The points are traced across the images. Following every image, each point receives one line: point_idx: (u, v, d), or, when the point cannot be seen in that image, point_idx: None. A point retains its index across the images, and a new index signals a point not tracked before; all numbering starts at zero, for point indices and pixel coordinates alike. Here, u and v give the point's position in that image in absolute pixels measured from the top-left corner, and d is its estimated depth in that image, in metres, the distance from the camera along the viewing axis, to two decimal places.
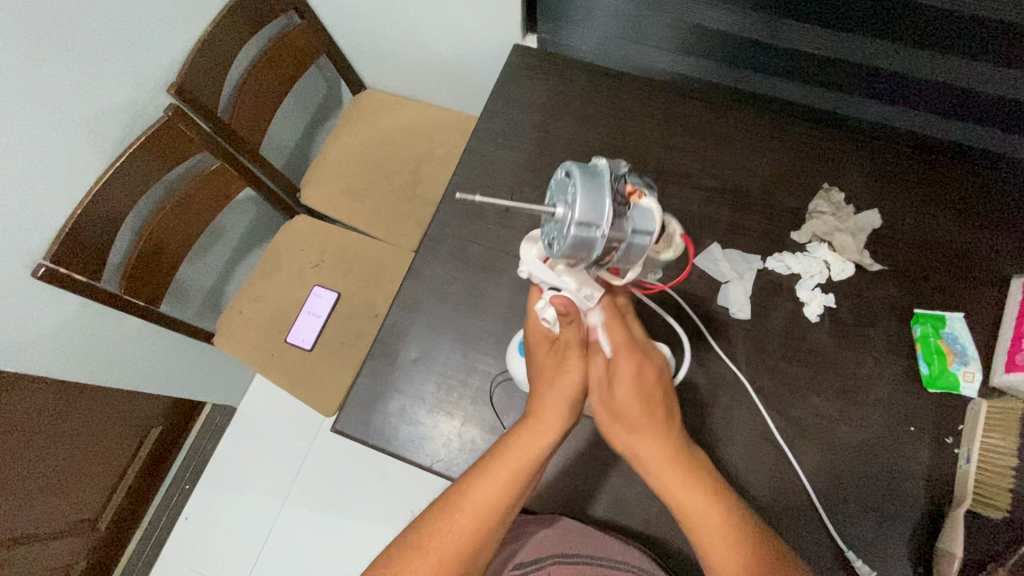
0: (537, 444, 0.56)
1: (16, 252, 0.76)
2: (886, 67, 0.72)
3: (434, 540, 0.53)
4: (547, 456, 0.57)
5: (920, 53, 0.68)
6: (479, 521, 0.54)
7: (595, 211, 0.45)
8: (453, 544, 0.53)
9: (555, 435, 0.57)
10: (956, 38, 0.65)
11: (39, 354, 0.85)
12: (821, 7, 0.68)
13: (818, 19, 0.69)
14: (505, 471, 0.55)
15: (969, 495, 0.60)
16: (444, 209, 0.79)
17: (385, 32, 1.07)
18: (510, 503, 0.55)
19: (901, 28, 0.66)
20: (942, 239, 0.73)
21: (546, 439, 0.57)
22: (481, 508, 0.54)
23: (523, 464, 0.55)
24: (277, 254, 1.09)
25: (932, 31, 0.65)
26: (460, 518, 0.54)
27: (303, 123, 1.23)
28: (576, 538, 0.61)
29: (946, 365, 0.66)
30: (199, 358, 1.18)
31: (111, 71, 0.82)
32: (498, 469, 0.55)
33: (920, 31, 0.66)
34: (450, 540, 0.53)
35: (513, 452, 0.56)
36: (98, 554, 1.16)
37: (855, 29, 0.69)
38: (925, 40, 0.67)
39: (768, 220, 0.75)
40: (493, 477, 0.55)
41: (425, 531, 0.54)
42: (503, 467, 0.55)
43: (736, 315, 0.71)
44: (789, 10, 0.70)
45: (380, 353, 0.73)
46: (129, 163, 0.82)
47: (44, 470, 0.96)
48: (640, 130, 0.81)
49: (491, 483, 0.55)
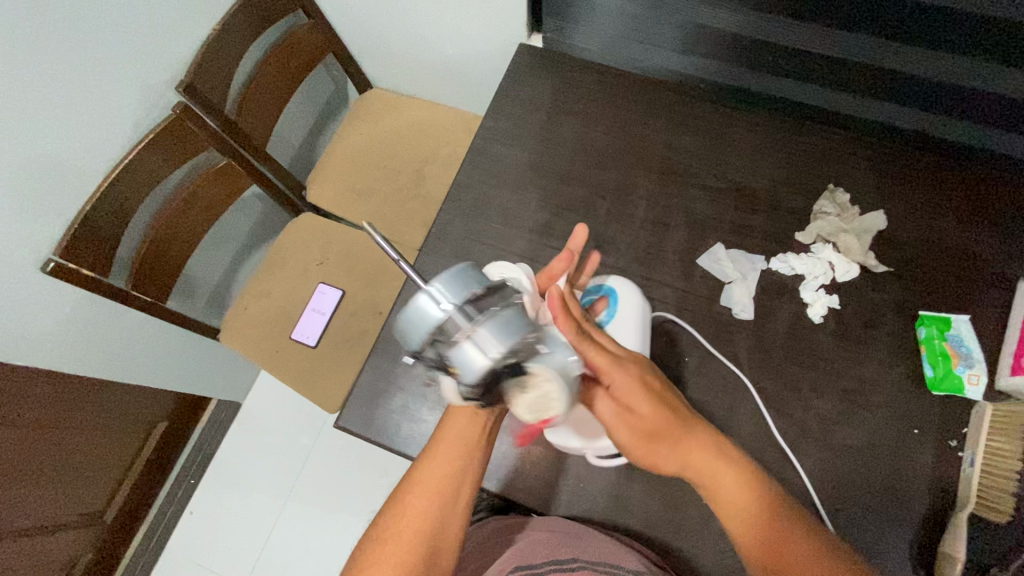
0: (467, 417, 0.57)
1: (26, 248, 0.77)
2: (888, 67, 0.72)
3: (390, 531, 0.54)
4: (484, 426, 0.57)
5: (922, 53, 0.68)
6: (430, 501, 0.54)
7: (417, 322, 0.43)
8: (409, 529, 0.53)
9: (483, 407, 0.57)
10: (957, 37, 0.65)
11: (49, 348, 0.86)
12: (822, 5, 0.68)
13: (819, 18, 0.69)
14: (442, 449, 0.56)
15: (971, 499, 0.60)
16: (448, 208, 0.80)
17: (391, 31, 1.07)
18: (457, 476, 0.55)
19: (905, 26, 0.66)
20: (948, 241, 0.72)
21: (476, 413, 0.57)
22: (426, 490, 0.55)
23: (461, 440, 0.56)
24: (283, 251, 1.10)
25: (935, 30, 0.65)
26: (409, 503, 0.54)
27: (309, 122, 1.24)
28: (569, 539, 0.61)
29: (951, 367, 0.65)
30: (206, 354, 1.19)
31: (120, 70, 0.83)
32: (437, 448, 0.56)
33: (924, 29, 0.65)
34: (404, 527, 0.53)
35: (446, 430, 0.57)
36: (105, 547, 1.18)
37: (856, 29, 0.69)
38: (930, 38, 0.66)
39: (773, 220, 0.75)
40: (433, 455, 0.56)
41: (381, 525, 0.55)
42: (439, 445, 0.56)
43: (739, 315, 0.71)
44: (790, 10, 0.70)
45: (383, 349, 0.74)
46: (136, 159, 0.83)
47: (51, 463, 0.97)
48: (644, 130, 0.81)
49: (431, 462, 0.56)
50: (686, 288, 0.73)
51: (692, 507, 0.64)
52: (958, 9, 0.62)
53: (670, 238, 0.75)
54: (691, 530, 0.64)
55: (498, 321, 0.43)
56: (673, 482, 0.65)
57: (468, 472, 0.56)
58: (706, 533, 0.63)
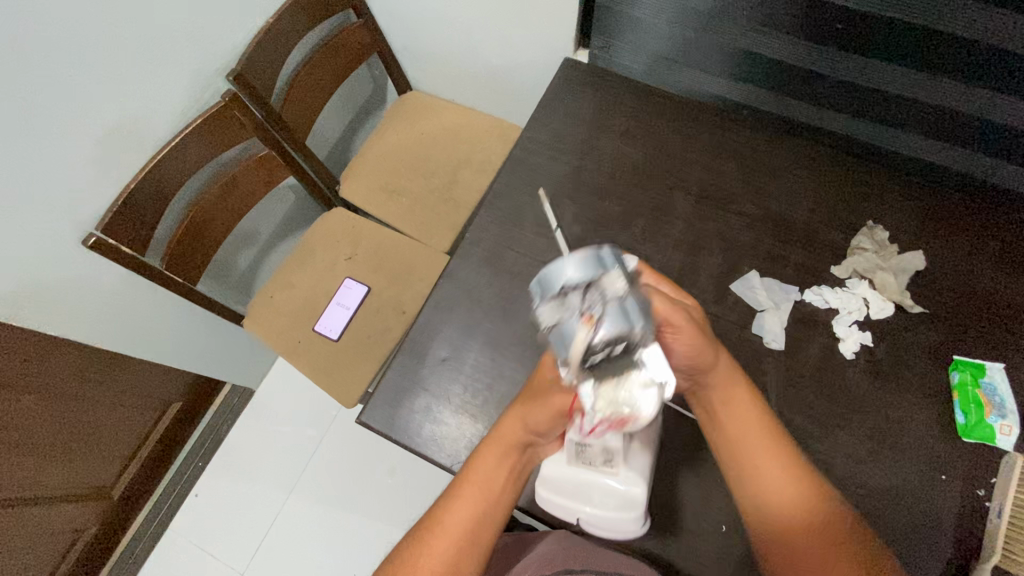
0: (499, 460, 0.55)
1: (69, 220, 0.79)
2: (930, 103, 0.72)
3: (408, 566, 0.53)
4: (516, 471, 0.55)
5: (964, 90, 0.68)
6: (450, 541, 0.53)
7: (569, 263, 0.43)
8: (427, 570, 0.52)
9: (510, 450, 0.55)
10: (1001, 76, 0.65)
11: (80, 321, 0.88)
12: (865, 36, 0.68)
13: (861, 50, 0.70)
14: (469, 494, 0.54)
15: (997, 549, 0.59)
16: (484, 215, 0.81)
17: (437, 34, 1.08)
18: (482, 524, 0.54)
19: (950, 61, 0.66)
20: (986, 287, 0.72)
21: (505, 456, 0.55)
22: (449, 530, 0.53)
23: (489, 482, 0.55)
24: (313, 243, 1.11)
25: (978, 68, 0.65)
26: (430, 544, 0.53)
27: (348, 118, 1.25)
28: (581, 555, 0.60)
29: (983, 415, 0.64)
30: (226, 339, 1.20)
31: (176, 55, 0.85)
32: (463, 487, 0.55)
33: (968, 65, 0.66)
34: (419, 567, 0.52)
35: (474, 473, 0.55)
36: (109, 521, 1.20)
37: (897, 63, 0.69)
38: (973, 75, 0.66)
39: (809, 252, 0.75)
40: (458, 494, 0.55)
41: (398, 560, 0.53)
42: (468, 487, 0.55)
43: (770, 344, 0.70)
44: (832, 40, 0.71)
45: (410, 349, 0.74)
46: (183, 143, 0.85)
47: (68, 434, 0.99)
48: (685, 152, 0.82)
49: (457, 504, 0.54)
50: (717, 312, 0.73)
51: (710, 535, 0.63)
52: (1001, 50, 0.63)
53: (704, 262, 0.75)
54: (708, 559, 0.63)
55: (640, 294, 0.44)
56: (694, 507, 0.65)
57: (495, 518, 0.55)
58: (725, 561, 0.63)
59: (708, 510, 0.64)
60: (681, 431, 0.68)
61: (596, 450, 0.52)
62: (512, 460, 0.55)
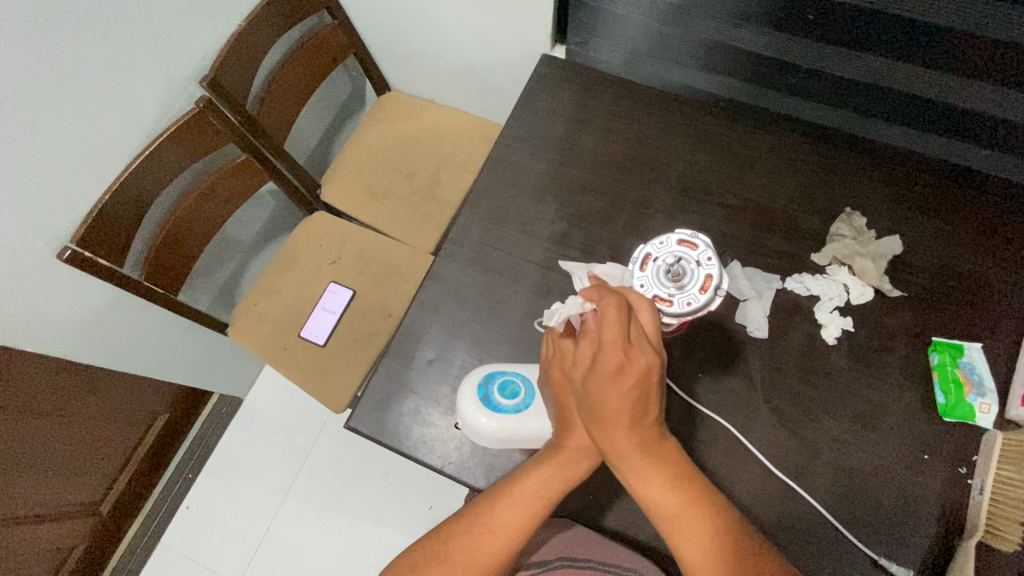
0: (565, 472, 0.55)
1: (43, 234, 0.77)
2: (901, 88, 0.73)
3: (455, 553, 0.54)
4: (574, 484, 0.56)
5: (932, 75, 0.69)
6: (504, 542, 0.54)
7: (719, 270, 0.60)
8: (476, 564, 0.53)
9: (576, 462, 0.56)
10: (968, 60, 0.66)
11: (60, 337, 0.86)
12: (834, 25, 0.69)
13: (831, 38, 0.71)
14: (533, 501, 0.54)
15: (979, 526, 0.60)
16: (467, 215, 0.80)
17: (414, 33, 1.08)
18: (535, 529, 0.55)
19: (917, 45, 0.67)
20: (961, 269, 0.73)
21: (569, 466, 0.55)
22: (505, 529, 0.54)
23: (553, 492, 0.55)
24: (295, 248, 1.10)
25: (945, 53, 0.66)
26: (481, 538, 0.54)
27: (327, 121, 1.24)
28: (584, 542, 0.61)
29: (963, 395, 0.66)
30: (211, 348, 1.18)
31: (147, 62, 0.83)
32: (523, 494, 0.55)
33: (934, 50, 0.67)
34: (465, 556, 0.54)
35: (537, 481, 0.55)
36: (99, 537, 1.18)
37: (866, 50, 0.70)
38: (941, 61, 0.67)
39: (789, 240, 0.75)
40: (517, 500, 0.55)
41: (444, 545, 0.55)
42: (529, 495, 0.55)
43: (753, 333, 0.71)
44: (802, 29, 0.71)
45: (396, 352, 0.74)
46: (157, 151, 0.83)
47: (52, 451, 0.97)
48: (664, 144, 0.82)
49: (515, 507, 0.54)
50: None
51: None
52: (966, 33, 0.64)
53: None
54: None
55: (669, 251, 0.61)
56: None
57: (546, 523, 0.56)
58: None
59: None
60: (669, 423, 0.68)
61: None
62: (577, 471, 0.56)
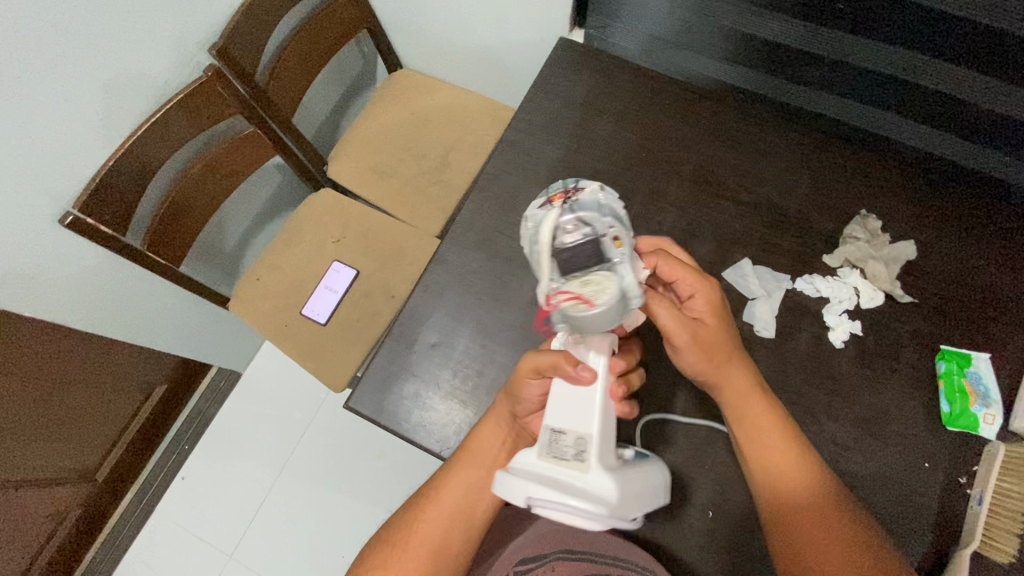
0: (492, 438, 0.60)
1: (46, 197, 0.76)
2: (928, 87, 0.70)
3: (402, 533, 0.59)
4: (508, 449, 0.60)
5: (964, 74, 0.67)
6: (444, 512, 0.58)
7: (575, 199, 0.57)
8: (422, 536, 0.58)
9: (503, 429, 0.60)
10: (1000, 62, 0.64)
11: (61, 303, 0.86)
12: (864, 18, 0.67)
13: (859, 31, 0.69)
14: (466, 466, 0.60)
15: (976, 537, 0.60)
16: (476, 199, 0.79)
17: (429, 11, 1.05)
18: (471, 495, 0.59)
19: (950, 41, 0.65)
20: (975, 278, 0.72)
21: (498, 434, 0.60)
22: (445, 501, 0.59)
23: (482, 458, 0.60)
24: (300, 225, 1.09)
25: (979, 52, 0.64)
26: (428, 511, 0.59)
27: (336, 97, 1.22)
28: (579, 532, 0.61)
29: (968, 404, 0.65)
30: (212, 321, 1.18)
31: (157, 27, 0.81)
32: (459, 463, 0.60)
33: (967, 49, 0.64)
34: (418, 532, 0.58)
35: (467, 451, 0.61)
36: (94, 504, 1.19)
37: (895, 44, 0.68)
38: (973, 61, 0.65)
39: (803, 241, 0.74)
40: (454, 470, 0.60)
41: (395, 526, 0.60)
42: (461, 465, 0.60)
43: (760, 333, 0.70)
44: (830, 21, 0.69)
45: (399, 334, 0.73)
46: (163, 119, 0.81)
47: (51, 417, 0.98)
48: (680, 136, 0.80)
49: (454, 476, 0.60)
50: None
51: (696, 520, 0.64)
52: (1004, 33, 0.61)
53: (698, 248, 0.75)
54: (694, 544, 0.63)
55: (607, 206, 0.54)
56: (682, 493, 0.65)
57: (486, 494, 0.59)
58: (709, 546, 0.63)
59: (695, 495, 0.64)
60: (671, 421, 0.67)
61: (571, 433, 0.52)
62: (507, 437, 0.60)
